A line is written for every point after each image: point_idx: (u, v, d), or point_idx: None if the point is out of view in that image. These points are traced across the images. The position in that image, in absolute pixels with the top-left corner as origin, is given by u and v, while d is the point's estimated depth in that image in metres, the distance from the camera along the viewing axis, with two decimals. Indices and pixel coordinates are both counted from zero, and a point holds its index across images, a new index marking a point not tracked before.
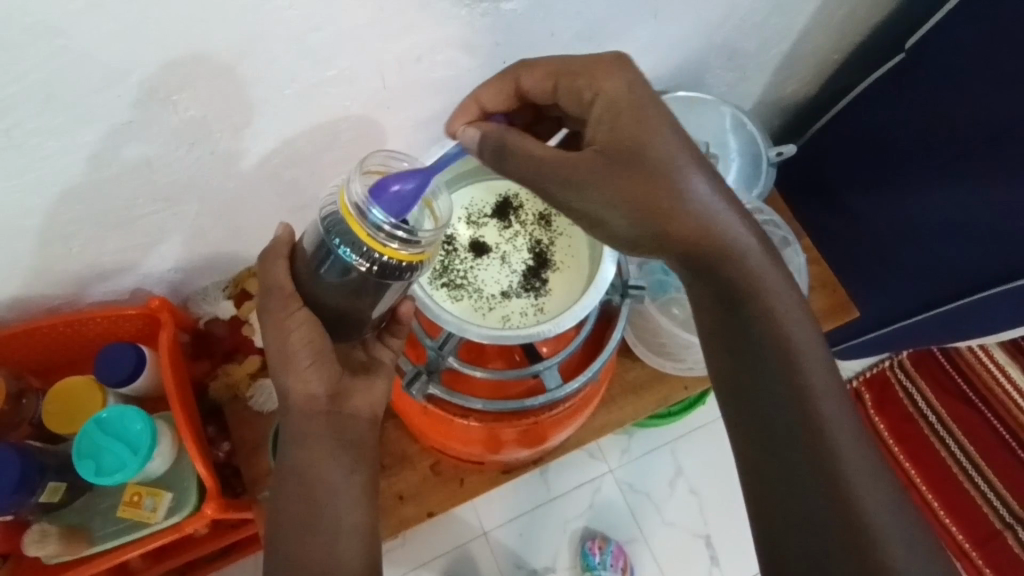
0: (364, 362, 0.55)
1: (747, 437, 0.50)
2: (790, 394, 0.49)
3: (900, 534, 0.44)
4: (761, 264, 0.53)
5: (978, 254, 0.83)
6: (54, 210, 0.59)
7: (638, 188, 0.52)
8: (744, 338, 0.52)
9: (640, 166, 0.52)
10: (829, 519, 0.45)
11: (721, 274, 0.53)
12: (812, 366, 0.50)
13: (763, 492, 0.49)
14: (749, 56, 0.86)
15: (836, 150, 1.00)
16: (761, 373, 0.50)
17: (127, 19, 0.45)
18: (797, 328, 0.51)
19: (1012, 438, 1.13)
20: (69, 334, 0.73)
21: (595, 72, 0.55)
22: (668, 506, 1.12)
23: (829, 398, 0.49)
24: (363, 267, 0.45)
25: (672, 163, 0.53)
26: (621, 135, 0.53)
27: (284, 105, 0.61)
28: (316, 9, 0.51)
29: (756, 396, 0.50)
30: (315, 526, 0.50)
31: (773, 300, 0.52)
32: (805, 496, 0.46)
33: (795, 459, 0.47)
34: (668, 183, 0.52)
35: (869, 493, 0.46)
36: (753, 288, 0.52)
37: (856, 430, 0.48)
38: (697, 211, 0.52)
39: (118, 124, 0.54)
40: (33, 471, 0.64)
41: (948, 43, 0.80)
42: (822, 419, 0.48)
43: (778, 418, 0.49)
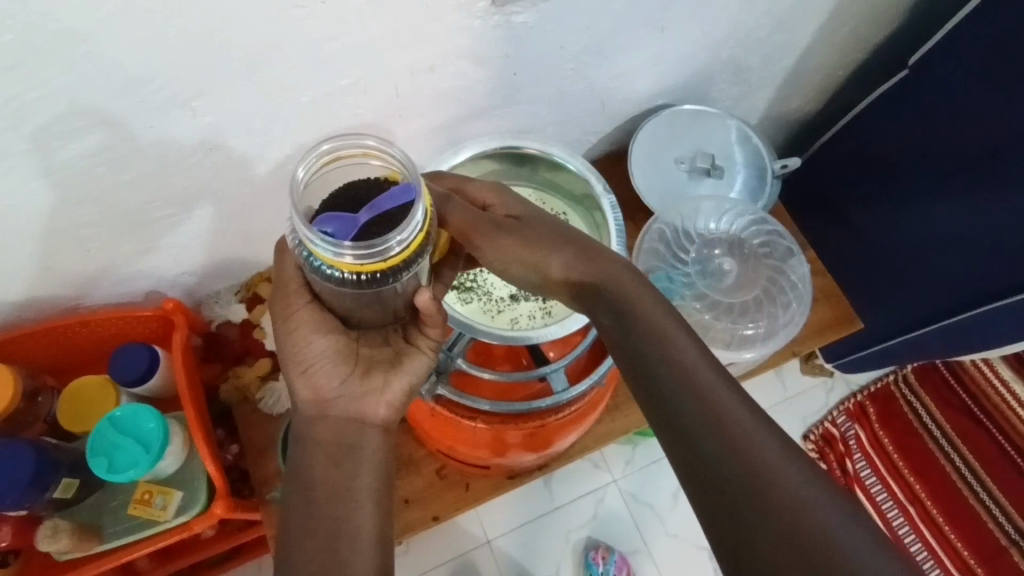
0: (392, 354, 0.55)
1: (687, 479, 0.49)
2: (713, 428, 0.48)
3: (850, 536, 0.45)
4: (652, 301, 0.53)
5: (980, 269, 0.84)
6: (74, 212, 0.61)
7: (559, 244, 0.54)
8: (656, 382, 0.51)
9: (556, 230, 0.55)
10: (782, 542, 0.44)
11: (623, 317, 0.53)
12: (720, 394, 0.50)
13: (715, 533, 0.46)
14: (753, 71, 0.88)
15: (840, 164, 1.01)
16: (678, 411, 0.49)
17: (152, 28, 0.47)
18: (698, 360, 0.51)
19: (1013, 450, 1.15)
20: (85, 335, 0.75)
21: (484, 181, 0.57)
22: (671, 517, 1.12)
23: (747, 419, 0.49)
24: (350, 279, 0.41)
25: (566, 228, 0.56)
26: (531, 212, 0.56)
27: (297, 113, 0.62)
28: (332, 19, 0.53)
29: (683, 437, 0.49)
30: (320, 524, 0.51)
31: (671, 335, 0.52)
32: (757, 525, 0.45)
33: (741, 500, 0.46)
34: (583, 242, 0.55)
35: (810, 501, 0.46)
36: (651, 327, 0.52)
37: (779, 439, 0.49)
38: (595, 257, 0.54)
39: (139, 130, 0.56)
40: (47, 467, 0.65)
41: (951, 60, 0.81)
42: (748, 443, 0.48)
43: (709, 454, 0.48)
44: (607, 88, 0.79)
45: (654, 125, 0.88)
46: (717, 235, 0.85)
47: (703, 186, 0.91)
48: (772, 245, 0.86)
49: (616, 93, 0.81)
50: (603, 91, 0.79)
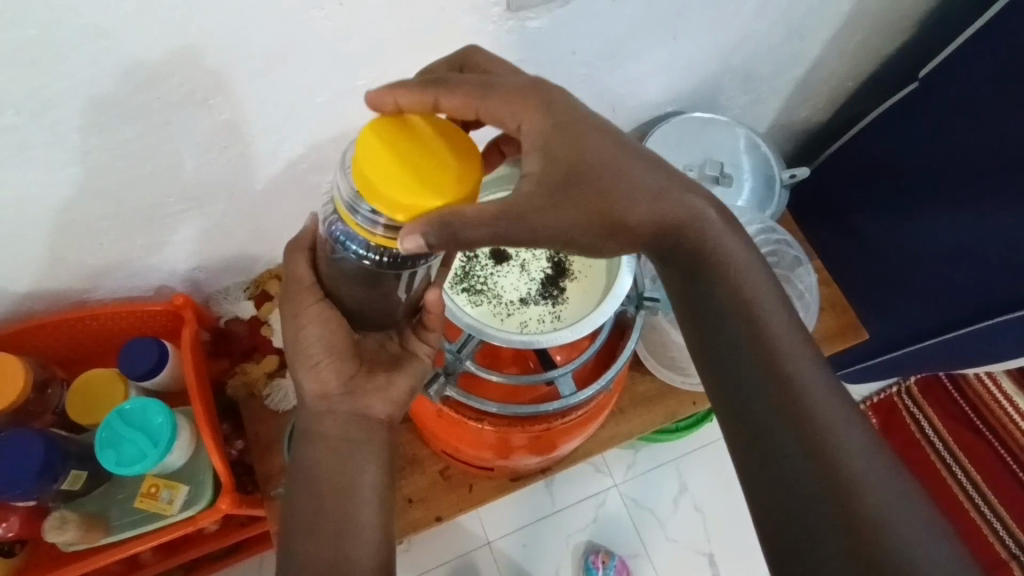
0: (395, 354, 0.57)
1: (739, 436, 0.48)
2: (781, 397, 0.47)
3: (906, 523, 0.42)
4: (740, 254, 0.50)
5: (986, 282, 0.84)
6: (89, 206, 0.62)
7: (635, 191, 0.47)
8: (727, 344, 0.50)
9: (604, 176, 0.46)
10: (827, 515, 0.43)
11: (702, 274, 0.50)
12: (800, 362, 0.48)
13: (762, 502, 0.46)
14: (764, 79, 0.88)
15: (848, 173, 1.02)
16: (742, 368, 0.48)
17: (171, 24, 0.48)
18: (782, 325, 0.49)
19: (1016, 464, 1.14)
20: (96, 327, 0.76)
21: (512, 94, 0.46)
22: (671, 522, 1.12)
23: (824, 393, 0.47)
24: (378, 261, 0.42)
25: (627, 165, 0.47)
26: (574, 144, 0.45)
27: (311, 112, 0.63)
28: (350, 21, 0.54)
29: (747, 403, 0.48)
30: (324, 522, 0.51)
31: (756, 297, 0.50)
32: (806, 501, 0.44)
33: (791, 464, 0.45)
34: (652, 186, 0.47)
35: (873, 485, 0.44)
36: (734, 287, 0.50)
37: (854, 419, 0.46)
38: (673, 203, 0.48)
39: (156, 125, 0.56)
40: (57, 458, 0.66)
41: (962, 73, 0.81)
42: (819, 416, 0.46)
43: (772, 422, 0.46)
44: (618, 93, 0.79)
45: (665, 131, 0.87)
46: None
47: (714, 194, 0.90)
48: (779, 254, 0.86)
49: (627, 99, 0.82)
50: (615, 97, 0.80)
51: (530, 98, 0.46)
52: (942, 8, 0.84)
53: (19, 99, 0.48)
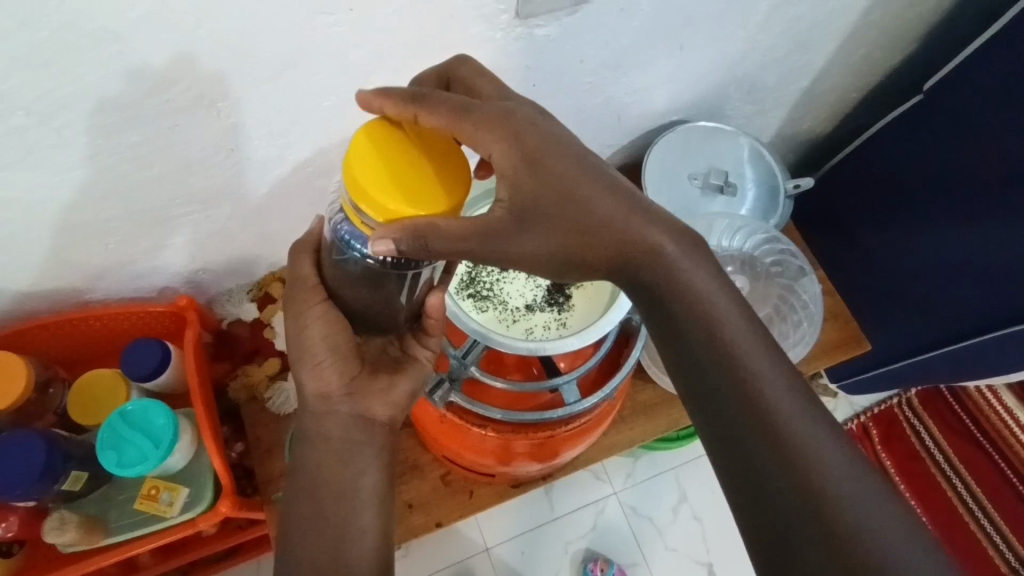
0: (396, 357, 0.57)
1: (723, 466, 0.46)
2: (756, 418, 0.45)
3: (906, 550, 0.41)
4: (701, 270, 0.49)
5: (988, 296, 0.84)
6: (96, 207, 0.61)
7: (597, 220, 0.47)
8: (697, 366, 0.48)
9: (568, 209, 0.46)
10: (821, 546, 0.41)
11: (663, 292, 0.49)
12: (771, 379, 0.46)
13: (749, 528, 0.44)
14: (768, 90, 0.88)
15: (851, 185, 1.02)
16: (717, 397, 0.46)
17: (182, 28, 0.48)
18: (751, 349, 0.47)
19: (1014, 475, 1.13)
20: (98, 328, 0.76)
21: (487, 123, 0.44)
22: (671, 532, 1.12)
23: (797, 409, 0.45)
24: (380, 261, 0.42)
25: (587, 196, 0.46)
26: (544, 177, 0.45)
27: (318, 117, 0.63)
28: (359, 27, 0.54)
29: (722, 426, 0.46)
30: (326, 526, 0.51)
31: (719, 313, 0.48)
32: (792, 524, 0.42)
33: (779, 495, 0.43)
34: (613, 217, 0.47)
35: (856, 501, 0.42)
36: (697, 303, 0.48)
37: (831, 433, 0.45)
38: (628, 230, 0.47)
39: (164, 128, 0.56)
40: (59, 460, 0.65)
41: (966, 87, 0.82)
42: (796, 434, 0.44)
43: (749, 444, 0.45)
44: (624, 103, 0.80)
45: (669, 140, 0.87)
46: (730, 253, 0.85)
47: (716, 203, 0.91)
48: (783, 264, 0.87)
49: (632, 108, 0.82)
50: (620, 106, 0.80)
51: (504, 128, 0.45)
52: (945, 22, 0.85)
53: (29, 100, 0.48)
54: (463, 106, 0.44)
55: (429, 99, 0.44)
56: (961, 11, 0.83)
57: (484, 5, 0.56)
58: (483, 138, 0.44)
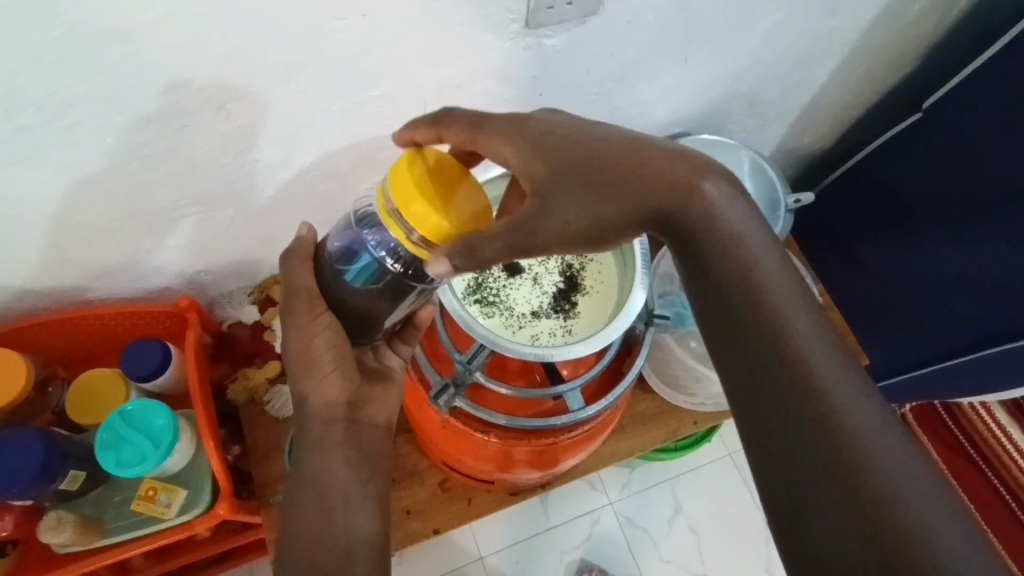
0: (375, 366, 0.59)
1: (742, 411, 0.46)
2: (787, 369, 0.44)
3: (929, 507, 0.39)
4: (727, 212, 0.47)
5: (985, 312, 0.84)
6: (101, 207, 0.62)
7: (622, 182, 0.46)
8: (727, 316, 0.47)
9: (589, 176, 0.45)
10: (836, 494, 0.40)
11: (695, 239, 0.47)
12: (802, 330, 0.45)
13: (765, 478, 0.44)
14: (770, 105, 0.89)
15: (851, 200, 1.03)
16: (743, 338, 0.46)
17: (197, 30, 0.48)
18: (784, 295, 0.47)
19: (1009, 495, 1.10)
20: (99, 327, 0.76)
21: (499, 126, 0.47)
22: (667, 543, 1.11)
23: (829, 360, 0.44)
24: (396, 267, 0.47)
25: (611, 160, 0.46)
26: (558, 154, 0.46)
27: (325, 122, 0.63)
28: (371, 33, 0.54)
29: (755, 395, 0.45)
30: (335, 526, 0.52)
31: (754, 259, 0.47)
32: (813, 481, 0.41)
33: (797, 440, 0.43)
34: (635, 166, 0.46)
35: (880, 456, 0.41)
36: (728, 247, 0.47)
37: (864, 387, 0.44)
38: (648, 178, 0.46)
39: (175, 128, 0.56)
40: (57, 458, 0.65)
41: (966, 105, 0.82)
42: (827, 387, 0.43)
43: (776, 397, 0.44)
44: (628, 114, 0.80)
45: None
46: None
47: None
48: None
49: (636, 120, 0.83)
50: (624, 118, 0.81)
51: (510, 132, 0.47)
52: (945, 41, 0.86)
53: (40, 98, 0.48)
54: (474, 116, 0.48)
55: (450, 115, 0.49)
56: (960, 30, 0.84)
57: (493, 15, 0.57)
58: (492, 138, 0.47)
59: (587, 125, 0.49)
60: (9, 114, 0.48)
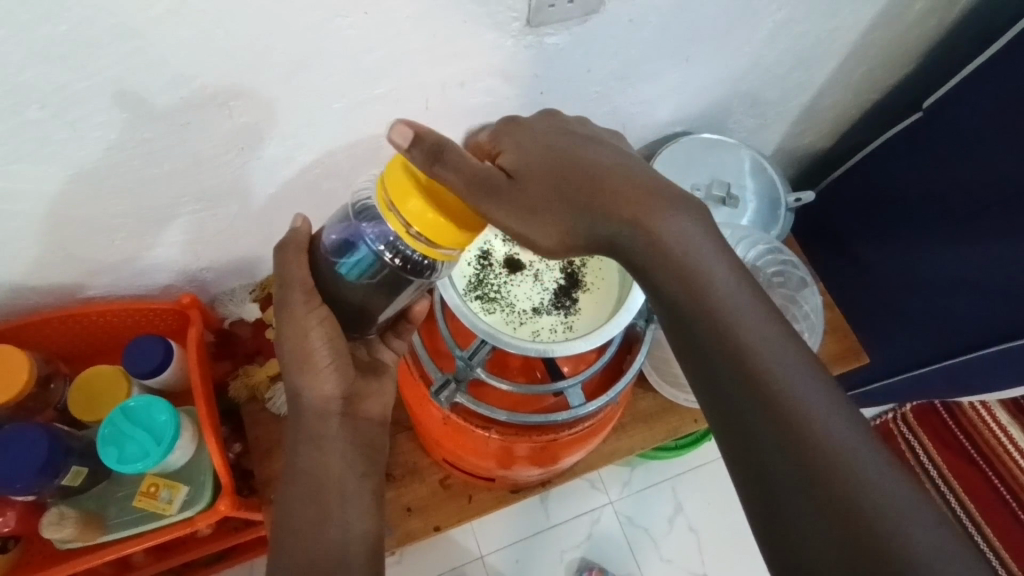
0: (369, 361, 0.60)
1: (720, 432, 0.45)
2: (755, 392, 0.43)
3: (914, 522, 0.38)
4: (686, 225, 0.47)
5: (982, 313, 0.84)
6: (104, 203, 0.62)
7: (586, 188, 0.48)
8: (693, 337, 0.46)
9: (560, 179, 0.48)
10: (818, 514, 0.39)
11: (655, 258, 0.47)
12: (768, 346, 0.44)
13: (751, 499, 0.43)
14: (770, 105, 0.90)
15: (851, 200, 1.03)
16: (710, 359, 0.45)
17: (200, 27, 0.48)
18: (745, 310, 0.45)
19: (1012, 498, 1.10)
20: (101, 324, 0.76)
21: (500, 130, 0.52)
22: (666, 543, 1.11)
23: (797, 376, 0.43)
24: (392, 260, 0.47)
25: (580, 166, 0.48)
26: (535, 156, 0.49)
27: (328, 119, 0.63)
28: (374, 31, 0.54)
29: (727, 417, 0.44)
30: (329, 522, 0.52)
31: (713, 276, 0.46)
32: (795, 504, 0.40)
33: (773, 460, 0.41)
34: (597, 180, 0.48)
35: (864, 473, 0.40)
36: (683, 264, 0.46)
37: (836, 401, 0.42)
38: (614, 190, 0.47)
39: (178, 125, 0.57)
40: (60, 454, 0.65)
41: (966, 105, 0.83)
42: (799, 406, 0.42)
43: (747, 420, 0.43)
44: (629, 113, 0.81)
45: (672, 151, 0.87)
46: None
47: (719, 213, 0.91)
48: (785, 275, 0.87)
49: (637, 119, 0.83)
50: (625, 117, 0.81)
51: (508, 138, 0.51)
52: (945, 43, 0.86)
53: (44, 94, 0.49)
54: (496, 121, 0.54)
55: (488, 122, 0.56)
56: (960, 32, 0.85)
57: (495, 14, 0.57)
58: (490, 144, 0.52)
59: (574, 137, 0.51)
60: (13, 109, 0.49)
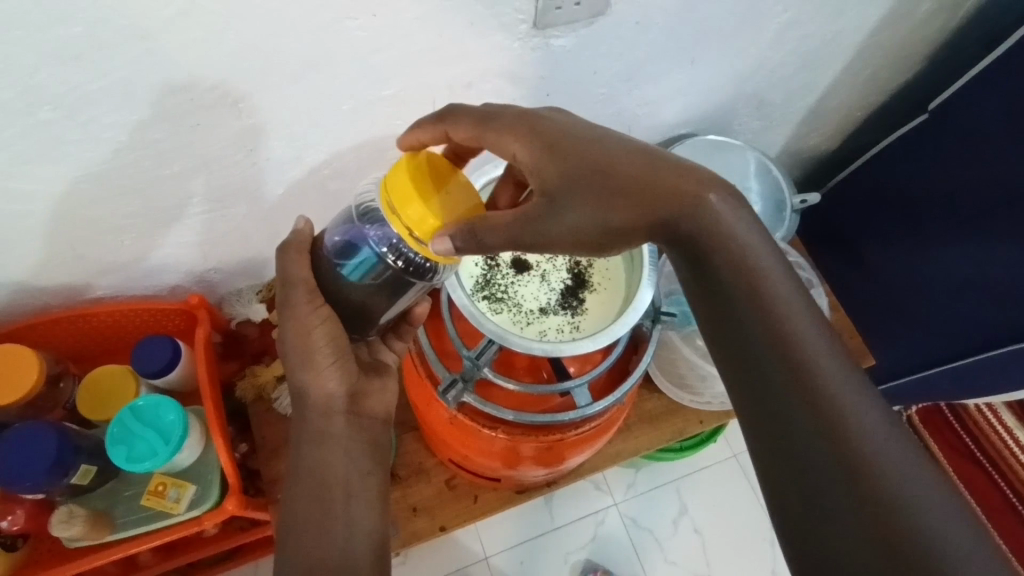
0: (370, 361, 0.60)
1: (755, 423, 0.45)
2: (796, 380, 0.44)
3: (945, 516, 0.39)
4: (732, 217, 0.48)
5: (989, 314, 0.84)
6: (114, 203, 0.62)
7: (630, 182, 0.48)
8: (735, 326, 0.47)
9: (600, 176, 0.47)
10: (854, 507, 0.40)
11: (703, 249, 0.48)
12: (811, 338, 0.45)
13: (781, 492, 0.44)
14: (776, 106, 0.90)
15: (857, 202, 1.03)
16: (750, 348, 0.46)
17: (210, 29, 0.49)
18: (787, 299, 0.46)
19: (1014, 496, 1.09)
20: (110, 324, 0.77)
21: (511, 128, 0.50)
22: (671, 544, 1.11)
23: (838, 369, 0.44)
24: (394, 262, 0.47)
25: (619, 159, 0.48)
26: (564, 156, 0.48)
27: (336, 121, 0.64)
28: (382, 32, 0.55)
29: (767, 408, 0.44)
30: (335, 520, 0.53)
31: (759, 269, 0.47)
32: (831, 496, 0.41)
33: (810, 452, 0.42)
34: (637, 168, 0.48)
35: (895, 463, 0.41)
36: (733, 256, 0.47)
37: (869, 388, 0.44)
38: (662, 179, 0.48)
39: (188, 125, 0.57)
40: (69, 452, 0.66)
41: (972, 107, 0.83)
42: (839, 396, 0.43)
43: (786, 409, 0.43)
44: (635, 115, 0.81)
45: (677, 152, 0.87)
46: None
47: None
48: None
49: (643, 120, 0.83)
50: (631, 118, 0.81)
51: (521, 132, 0.49)
52: (951, 44, 0.86)
53: (57, 94, 0.49)
54: (486, 116, 0.51)
55: (451, 109, 0.53)
56: (966, 34, 0.85)
57: (503, 15, 0.58)
58: (506, 143, 0.49)
59: (597, 129, 0.50)
60: (26, 110, 0.49)
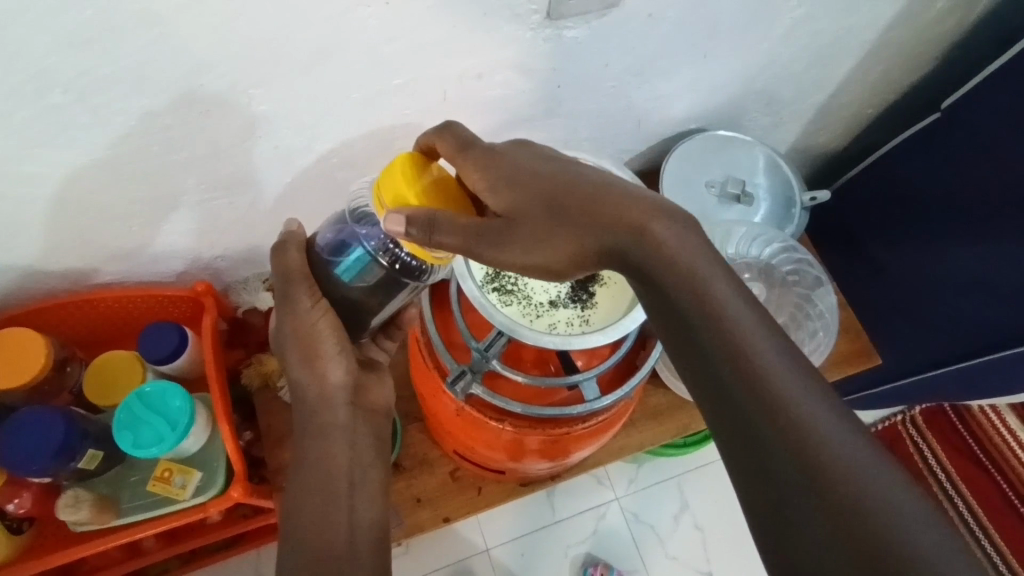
0: (367, 358, 0.61)
1: (721, 438, 0.44)
2: (755, 394, 0.42)
3: (919, 524, 0.38)
4: (680, 234, 0.47)
5: (996, 314, 0.84)
6: (122, 189, 0.62)
7: (576, 211, 0.48)
8: (692, 340, 0.45)
9: (550, 206, 0.49)
10: (825, 519, 0.39)
11: (652, 266, 0.47)
12: (770, 352, 0.44)
13: (754, 507, 0.42)
14: (785, 103, 0.89)
15: (866, 200, 1.03)
16: (708, 363, 0.44)
17: (220, 16, 0.48)
18: (740, 312, 0.45)
19: (1014, 495, 1.09)
20: (115, 309, 0.77)
21: (479, 158, 0.51)
22: (672, 540, 1.12)
23: (798, 382, 0.43)
24: (386, 263, 0.51)
25: (570, 190, 0.49)
26: (521, 187, 0.50)
27: (346, 109, 0.64)
28: (394, 21, 0.54)
29: (730, 422, 0.43)
30: (337, 508, 0.52)
31: (712, 285, 0.46)
32: (802, 511, 0.39)
33: (776, 465, 0.41)
34: (587, 197, 0.49)
35: (863, 472, 0.40)
36: (683, 271, 0.46)
37: (829, 398, 0.43)
38: (608, 203, 0.48)
39: (198, 112, 0.57)
40: (76, 437, 0.66)
41: (984, 107, 0.82)
42: (800, 407, 0.42)
43: (748, 423, 0.42)
44: (645, 108, 0.81)
45: (688, 147, 0.88)
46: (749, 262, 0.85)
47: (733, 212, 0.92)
48: (801, 273, 0.87)
49: (653, 114, 0.83)
50: (641, 112, 0.81)
51: (484, 163, 0.51)
52: (964, 42, 0.86)
53: (68, 79, 0.49)
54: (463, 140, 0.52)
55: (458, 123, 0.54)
56: (979, 32, 0.84)
57: (515, 6, 0.57)
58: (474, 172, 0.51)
59: (554, 161, 0.52)
60: (36, 94, 0.49)
